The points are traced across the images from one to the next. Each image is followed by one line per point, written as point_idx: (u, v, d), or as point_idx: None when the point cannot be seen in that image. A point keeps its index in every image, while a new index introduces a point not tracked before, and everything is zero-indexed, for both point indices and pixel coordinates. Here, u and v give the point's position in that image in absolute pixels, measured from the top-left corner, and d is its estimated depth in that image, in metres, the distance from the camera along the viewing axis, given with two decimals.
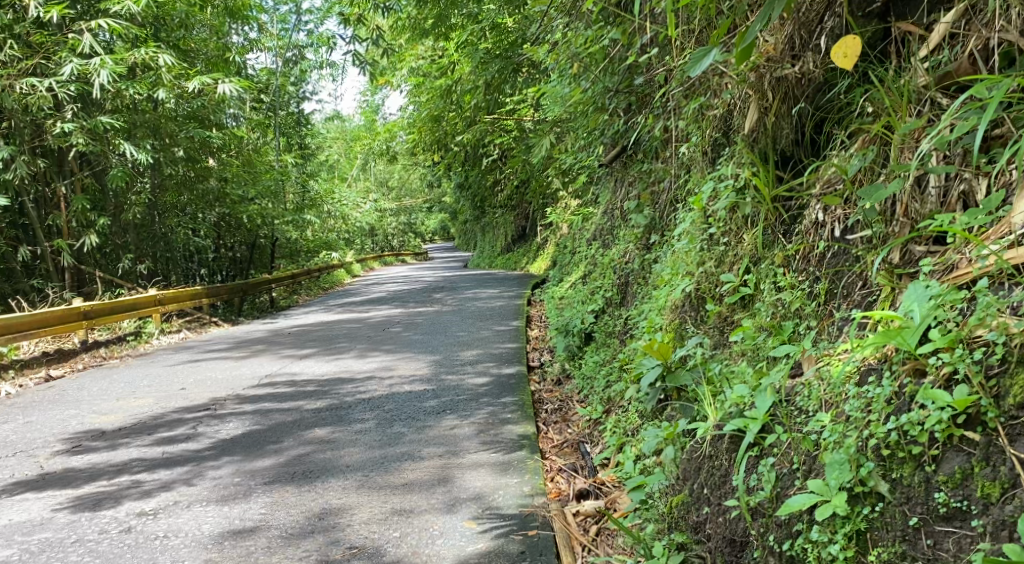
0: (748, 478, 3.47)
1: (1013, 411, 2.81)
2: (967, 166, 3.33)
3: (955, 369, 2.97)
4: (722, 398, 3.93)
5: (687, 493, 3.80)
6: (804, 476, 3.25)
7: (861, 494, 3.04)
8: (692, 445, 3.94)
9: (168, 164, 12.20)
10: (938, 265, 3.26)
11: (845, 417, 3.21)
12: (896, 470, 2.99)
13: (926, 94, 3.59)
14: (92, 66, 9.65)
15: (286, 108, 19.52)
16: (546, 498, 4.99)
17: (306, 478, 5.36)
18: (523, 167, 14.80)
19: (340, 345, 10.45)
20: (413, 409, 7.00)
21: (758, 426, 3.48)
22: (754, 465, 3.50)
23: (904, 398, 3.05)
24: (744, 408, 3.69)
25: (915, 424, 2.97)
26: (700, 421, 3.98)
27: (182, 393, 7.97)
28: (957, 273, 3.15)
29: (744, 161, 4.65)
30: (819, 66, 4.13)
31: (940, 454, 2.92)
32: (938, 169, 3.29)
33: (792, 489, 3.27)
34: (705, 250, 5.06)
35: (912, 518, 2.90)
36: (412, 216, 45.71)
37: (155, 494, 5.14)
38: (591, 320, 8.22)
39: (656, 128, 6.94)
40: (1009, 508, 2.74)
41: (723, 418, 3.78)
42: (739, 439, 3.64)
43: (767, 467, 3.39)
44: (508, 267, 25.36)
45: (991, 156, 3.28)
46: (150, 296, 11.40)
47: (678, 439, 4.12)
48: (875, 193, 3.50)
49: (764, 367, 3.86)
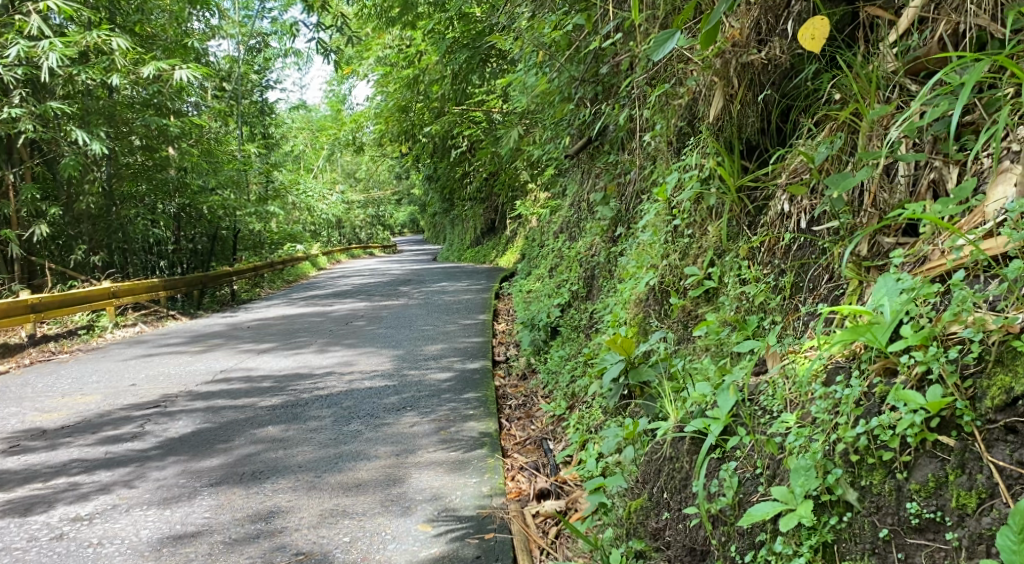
0: (709, 483, 3.33)
1: (990, 415, 2.70)
2: (938, 154, 3.22)
3: (927, 368, 2.84)
4: (684, 396, 3.80)
5: (645, 497, 3.66)
6: (767, 482, 3.12)
7: (828, 503, 2.91)
8: (653, 444, 3.80)
9: (123, 153, 11.87)
10: (909, 257, 3.14)
11: (811, 419, 3.09)
12: (865, 477, 2.86)
13: (894, 81, 3.46)
14: (39, 49, 9.31)
15: (249, 97, 19.13)
16: (504, 498, 4.84)
17: (254, 480, 5.19)
18: (491, 159, 14.58)
19: (300, 339, 10.22)
20: (372, 405, 6.82)
21: (721, 425, 3.35)
22: (716, 469, 3.35)
23: (874, 399, 2.93)
24: (706, 408, 3.55)
25: (886, 429, 2.84)
26: (661, 420, 3.85)
27: (133, 389, 7.74)
28: (930, 266, 3.04)
29: (709, 150, 4.51)
30: (785, 52, 3.99)
31: (912, 460, 2.79)
32: (910, 157, 3.16)
33: (755, 495, 3.14)
34: (669, 242, 4.94)
35: (882, 530, 2.78)
36: (380, 209, 45.34)
37: (92, 497, 4.93)
38: (557, 314, 8.06)
39: (622, 118, 6.80)
40: (986, 521, 2.64)
41: (684, 418, 3.65)
42: (700, 441, 3.50)
43: (728, 472, 3.25)
44: (478, 260, 25.14)
45: (963, 143, 3.16)
46: (104, 289, 11.08)
47: (639, 438, 3.99)
48: (843, 182, 3.36)
49: (728, 363, 3.72)
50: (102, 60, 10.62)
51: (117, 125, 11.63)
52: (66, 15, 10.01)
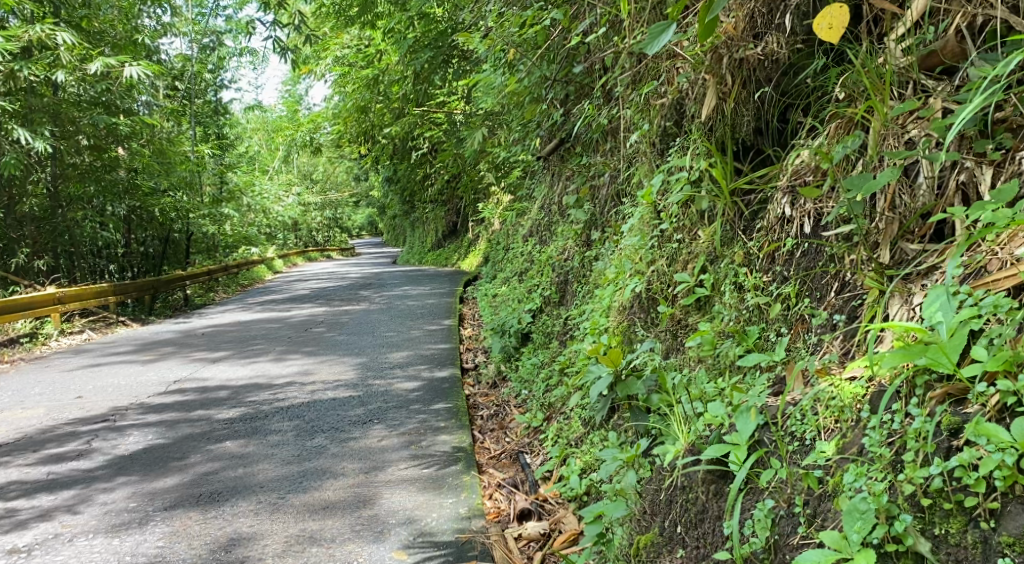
0: (741, 523, 3.07)
1: None
2: (970, 153, 3.03)
3: (1017, 398, 2.60)
4: (690, 416, 3.56)
5: (656, 532, 3.39)
6: (808, 523, 2.87)
7: (893, 552, 2.66)
8: (660, 469, 3.55)
9: (70, 153, 11.39)
10: (967, 268, 2.93)
11: (857, 450, 2.86)
12: (939, 525, 2.61)
13: (906, 76, 3.25)
14: None
15: (202, 96, 18.63)
16: (484, 520, 4.57)
17: (212, 503, 4.90)
18: (454, 161, 14.27)
19: (257, 347, 9.82)
20: (337, 418, 6.47)
21: (752, 456, 3.11)
22: (747, 507, 3.08)
23: (943, 434, 2.70)
24: (723, 433, 3.31)
25: (968, 470, 2.60)
26: (666, 443, 3.60)
27: (78, 402, 7.31)
28: (991, 279, 2.82)
29: (699, 151, 4.28)
30: (785, 47, 3.76)
31: (1000, 508, 2.53)
32: (942, 157, 2.97)
33: (795, 538, 2.88)
34: (655, 247, 4.67)
35: None
36: (337, 211, 44.78)
37: (32, 525, 4.78)
38: (529, 320, 7.78)
39: (597, 117, 6.55)
40: None
41: (695, 443, 3.41)
42: (717, 470, 3.25)
43: (763, 510, 2.99)
44: (438, 263, 24.73)
45: (998, 142, 2.95)
46: (49, 295, 10.58)
47: (639, 461, 3.74)
48: (866, 183, 3.15)
49: (738, 381, 3.49)
50: (46, 55, 10.20)
51: (63, 124, 11.09)
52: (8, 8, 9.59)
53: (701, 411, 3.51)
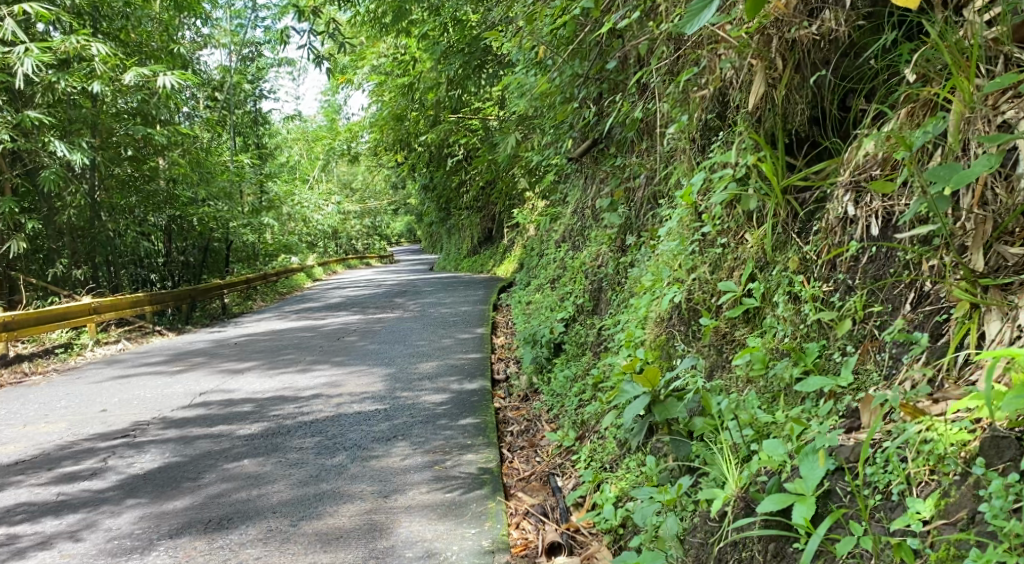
0: None
1: None
2: None
3: None
4: (743, 455, 3.12)
5: None
6: None
7: None
8: (708, 518, 3.10)
9: (108, 164, 11.22)
10: None
11: (967, 516, 2.43)
12: None
13: (995, 51, 2.80)
14: (14, 55, 8.86)
15: (241, 107, 18.48)
16: (510, 556, 4.17)
17: (220, 530, 4.54)
18: (487, 167, 13.85)
19: (286, 357, 9.52)
20: (360, 434, 6.09)
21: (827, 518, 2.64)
22: None
23: None
24: (784, 478, 2.87)
25: None
26: (712, 485, 3.16)
27: (101, 417, 7.03)
28: None
29: (745, 145, 3.83)
30: (844, 24, 3.33)
31: None
32: None
33: None
34: (697, 253, 4.23)
35: None
36: (375, 219, 44.69)
37: (29, 554, 4.46)
38: (562, 329, 7.34)
39: (635, 115, 6.11)
40: None
41: (748, 489, 2.97)
42: (776, 524, 2.81)
43: None
44: (475, 269, 24.36)
45: None
46: (85, 305, 10.37)
47: (680, 503, 3.30)
48: (954, 174, 2.70)
49: (800, 414, 3.05)
50: (83, 66, 9.93)
51: (101, 135, 10.98)
52: (44, 19, 9.40)
53: (757, 449, 3.07)
